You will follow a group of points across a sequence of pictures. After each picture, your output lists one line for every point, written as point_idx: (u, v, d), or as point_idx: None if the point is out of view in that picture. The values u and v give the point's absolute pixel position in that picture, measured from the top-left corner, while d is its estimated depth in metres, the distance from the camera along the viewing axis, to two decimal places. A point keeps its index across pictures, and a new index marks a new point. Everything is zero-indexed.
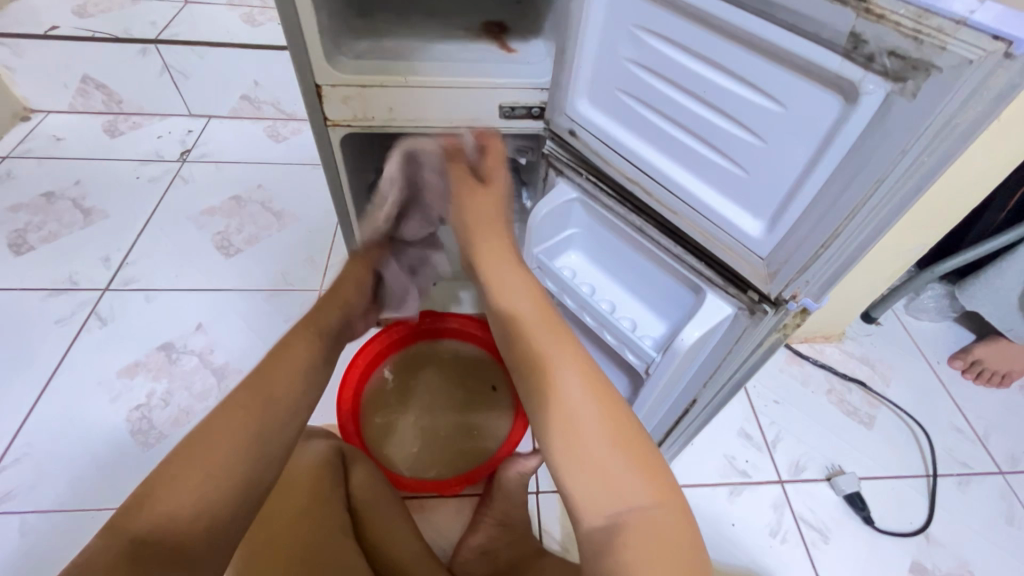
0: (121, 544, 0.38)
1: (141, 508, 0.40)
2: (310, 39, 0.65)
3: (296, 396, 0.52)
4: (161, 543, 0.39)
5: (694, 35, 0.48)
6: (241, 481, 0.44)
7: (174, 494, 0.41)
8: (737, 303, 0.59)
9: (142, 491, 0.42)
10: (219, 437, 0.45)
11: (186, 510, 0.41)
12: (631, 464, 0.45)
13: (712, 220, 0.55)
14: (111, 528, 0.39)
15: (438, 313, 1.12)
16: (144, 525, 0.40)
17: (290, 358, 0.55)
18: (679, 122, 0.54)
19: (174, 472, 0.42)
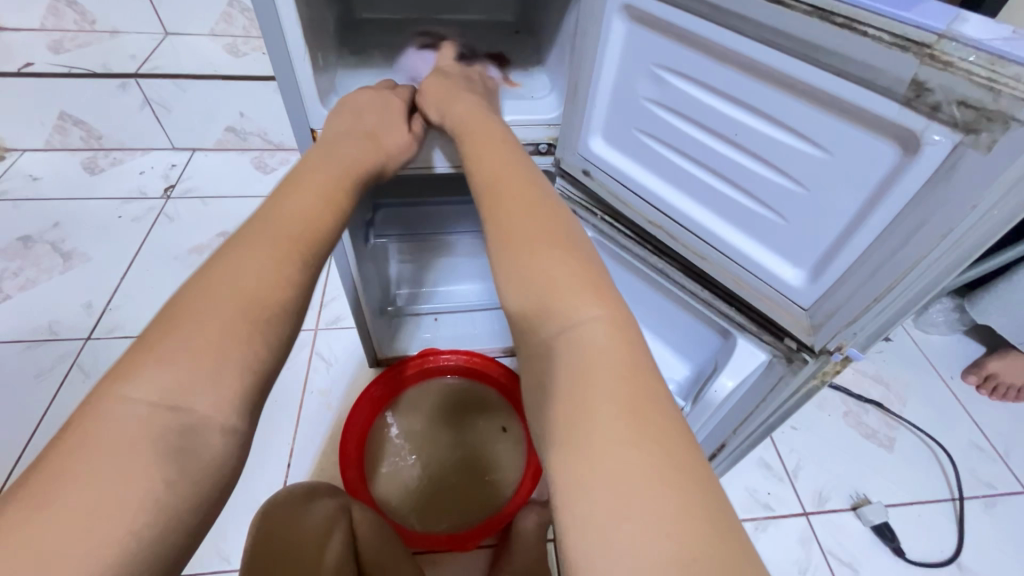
0: (124, 419, 0.30)
1: (129, 374, 0.31)
2: (303, 80, 0.62)
3: (310, 237, 0.42)
4: (183, 408, 0.31)
5: (724, 76, 0.45)
6: (262, 331, 0.35)
7: (165, 355, 0.32)
8: (773, 351, 0.54)
9: (130, 356, 0.32)
10: (218, 289, 0.35)
11: (200, 371, 0.32)
12: (636, 400, 0.32)
13: (744, 266, 0.52)
14: (98, 402, 0.30)
15: (437, 351, 1.08)
16: (143, 392, 0.30)
17: (286, 203, 0.43)
18: (705, 164, 0.51)
19: (168, 332, 0.33)
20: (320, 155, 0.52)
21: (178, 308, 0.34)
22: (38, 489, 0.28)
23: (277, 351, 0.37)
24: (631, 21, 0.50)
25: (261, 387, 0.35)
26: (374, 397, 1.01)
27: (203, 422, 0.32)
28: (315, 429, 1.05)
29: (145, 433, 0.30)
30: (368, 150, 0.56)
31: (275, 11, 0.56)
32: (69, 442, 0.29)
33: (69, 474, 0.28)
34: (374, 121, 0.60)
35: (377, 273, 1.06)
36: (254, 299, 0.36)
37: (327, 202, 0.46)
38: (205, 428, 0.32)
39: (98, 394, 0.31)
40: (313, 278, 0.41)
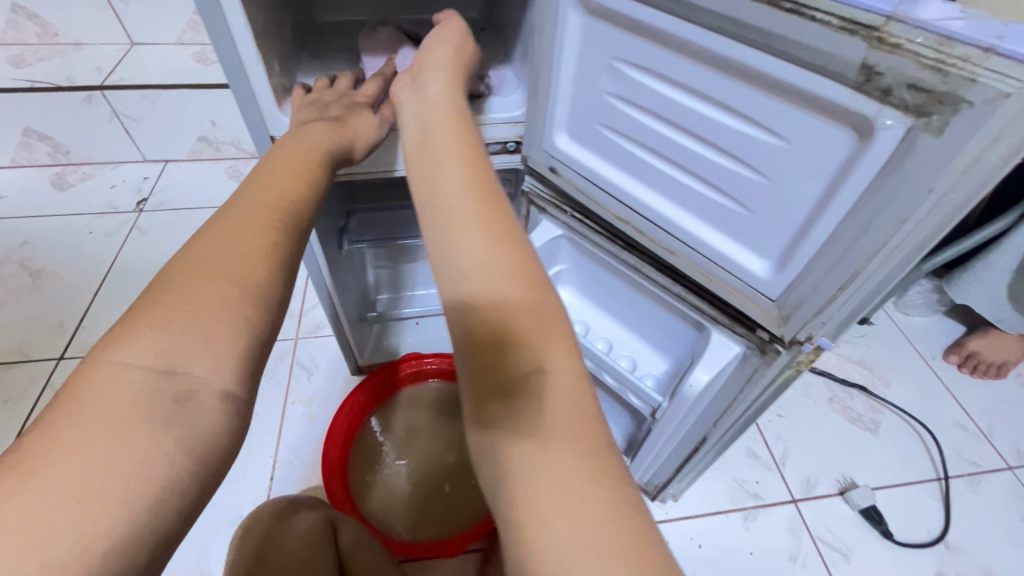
0: (121, 380, 0.33)
1: (123, 341, 0.34)
2: (259, 86, 0.60)
3: (283, 219, 0.44)
4: (177, 372, 0.34)
5: (681, 67, 0.44)
6: (247, 301, 0.38)
7: (153, 331, 0.34)
8: (746, 343, 0.54)
9: (122, 325, 0.35)
10: (202, 264, 0.38)
11: (190, 338, 0.35)
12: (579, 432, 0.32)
13: (712, 259, 0.51)
14: (96, 366, 0.33)
15: (420, 355, 1.06)
16: (137, 357, 0.34)
17: (255, 190, 0.46)
18: (669, 157, 0.50)
19: (156, 303, 0.36)
20: (293, 144, 0.52)
21: (164, 283, 0.38)
22: (41, 447, 0.30)
23: (265, 321, 0.39)
24: (588, 14, 0.49)
25: (251, 357, 0.37)
26: (358, 402, 0.98)
27: (198, 385, 0.35)
28: (298, 441, 1.03)
29: (140, 394, 0.33)
30: (335, 133, 0.56)
31: (224, 17, 0.54)
32: (70, 402, 0.32)
33: (71, 431, 0.31)
34: (340, 108, 0.61)
35: (354, 281, 1.04)
36: (234, 273, 0.39)
37: (290, 193, 0.47)
38: (199, 391, 0.34)
39: (95, 358, 0.34)
40: (291, 257, 0.43)
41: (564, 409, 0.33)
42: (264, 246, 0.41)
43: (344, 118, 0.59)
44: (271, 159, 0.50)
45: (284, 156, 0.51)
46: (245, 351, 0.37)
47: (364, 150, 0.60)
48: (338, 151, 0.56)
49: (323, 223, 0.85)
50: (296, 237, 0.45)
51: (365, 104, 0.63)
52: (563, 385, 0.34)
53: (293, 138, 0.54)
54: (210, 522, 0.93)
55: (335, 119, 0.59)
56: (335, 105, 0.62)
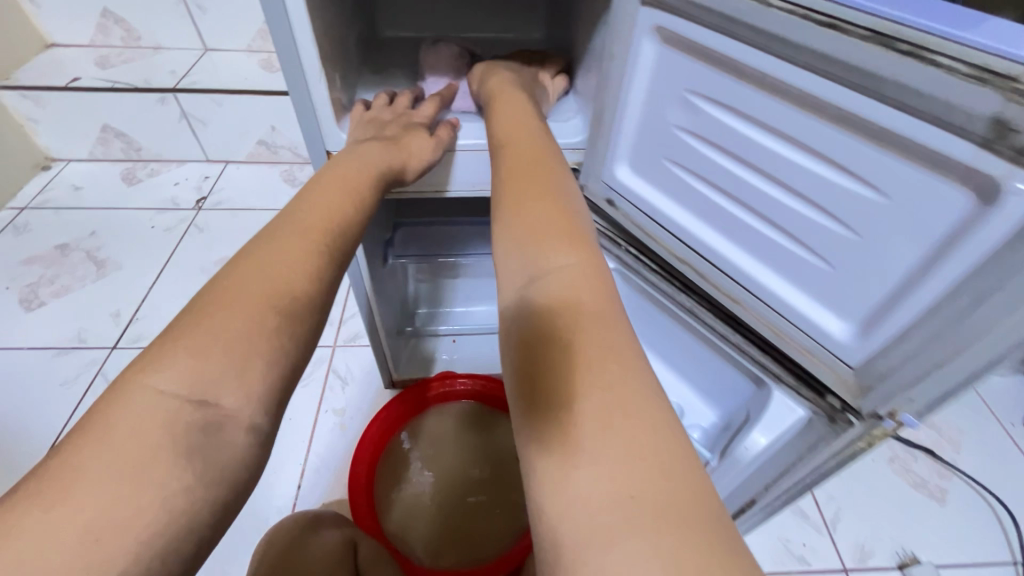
0: (150, 409, 0.33)
1: (156, 365, 0.34)
2: (320, 104, 0.60)
3: (329, 245, 0.44)
4: (207, 402, 0.34)
5: (769, 107, 0.40)
6: (286, 330, 0.39)
7: (181, 359, 0.35)
8: (813, 408, 0.49)
9: (159, 347, 0.35)
10: (243, 289, 0.38)
11: (224, 368, 0.35)
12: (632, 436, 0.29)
13: (783, 313, 0.46)
14: (127, 389, 0.34)
15: (450, 374, 1.06)
16: (169, 386, 0.34)
17: (307, 207, 0.46)
18: (742, 200, 0.46)
19: (193, 327, 0.36)
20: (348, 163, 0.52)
21: (203, 303, 0.38)
22: (65, 477, 0.31)
23: (298, 352, 0.40)
24: (664, 44, 0.46)
25: (277, 388, 0.38)
26: (388, 418, 0.98)
27: (227, 415, 0.35)
28: (328, 451, 1.03)
29: (168, 425, 0.33)
30: (389, 153, 0.55)
31: (291, 37, 0.55)
32: (97, 426, 0.32)
33: (95, 460, 0.31)
34: (396, 128, 0.60)
35: (395, 293, 1.04)
36: (274, 299, 0.39)
37: (339, 217, 0.46)
38: (226, 421, 0.35)
39: (127, 380, 0.34)
40: (329, 286, 0.43)
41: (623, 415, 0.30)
42: (307, 276, 0.41)
43: (400, 138, 0.58)
44: (323, 175, 0.50)
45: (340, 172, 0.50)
46: (275, 377, 0.38)
47: (415, 172, 0.59)
48: (390, 172, 0.55)
49: (370, 235, 0.85)
50: (339, 262, 0.45)
51: (422, 125, 0.62)
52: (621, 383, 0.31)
53: (346, 155, 0.53)
54: (235, 527, 0.93)
55: (390, 140, 0.58)
56: (392, 125, 0.61)
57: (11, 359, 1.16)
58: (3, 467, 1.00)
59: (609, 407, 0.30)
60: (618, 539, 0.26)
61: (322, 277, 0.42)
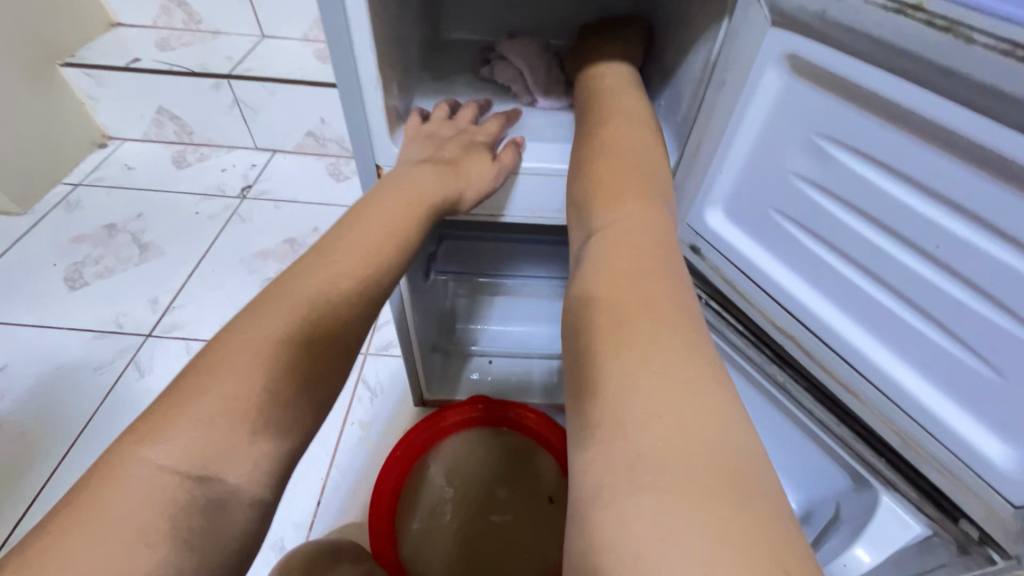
0: (148, 488, 0.31)
1: (155, 435, 0.32)
2: (374, 114, 0.54)
3: (364, 290, 0.42)
4: (211, 478, 0.32)
5: (942, 168, 0.31)
6: (301, 396, 0.37)
7: (185, 422, 0.32)
8: (938, 528, 0.40)
9: (158, 413, 0.33)
10: (266, 327, 0.37)
11: (231, 442, 0.33)
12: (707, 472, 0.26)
13: (920, 421, 0.38)
14: (121, 460, 0.31)
15: (500, 402, 0.94)
16: (169, 460, 0.32)
17: (347, 239, 0.44)
18: (879, 275, 0.38)
19: (199, 389, 0.34)
20: (394, 190, 0.49)
21: (212, 360, 0.35)
22: (47, 564, 0.28)
23: (310, 419, 0.38)
24: (793, 75, 0.38)
25: (283, 458, 0.36)
26: (418, 441, 0.90)
27: (230, 492, 0.33)
28: (350, 466, 0.98)
29: (164, 507, 0.31)
30: (444, 180, 0.52)
31: (349, 39, 0.48)
32: (88, 504, 0.30)
33: (80, 548, 0.29)
34: (455, 148, 0.55)
35: (434, 307, 0.99)
36: (292, 357, 0.37)
37: (372, 261, 0.44)
38: (228, 498, 0.33)
39: (121, 452, 0.32)
40: (352, 346, 0.41)
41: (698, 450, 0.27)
42: (327, 334, 0.39)
43: (459, 161, 0.54)
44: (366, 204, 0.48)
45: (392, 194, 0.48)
46: (283, 451, 0.36)
47: (472, 200, 0.55)
48: (443, 204, 0.52)
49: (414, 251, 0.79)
50: (362, 318, 0.42)
51: (485, 145, 0.57)
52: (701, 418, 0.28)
53: (396, 180, 0.50)
54: None
55: (447, 163, 0.54)
56: (451, 145, 0.56)
57: (50, 339, 1.16)
58: (33, 449, 1.00)
59: (646, 361, 0.30)
60: (626, 489, 0.26)
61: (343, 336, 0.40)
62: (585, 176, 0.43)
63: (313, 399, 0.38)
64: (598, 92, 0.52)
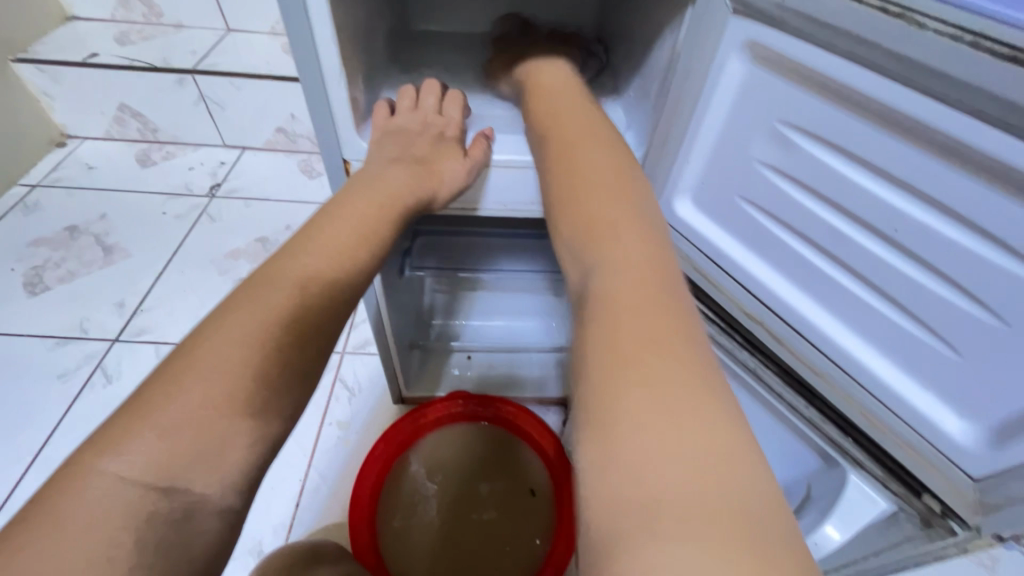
0: (109, 500, 0.30)
1: (115, 447, 0.31)
2: (339, 108, 0.53)
3: (339, 290, 0.42)
4: (178, 489, 0.31)
5: (901, 154, 0.32)
6: (274, 399, 0.36)
7: (143, 434, 0.31)
8: (901, 506, 0.41)
9: (119, 424, 0.32)
10: (240, 329, 0.36)
11: (199, 449, 0.32)
12: (689, 447, 0.26)
13: (882, 400, 0.40)
14: (78, 475, 0.30)
15: (482, 397, 0.95)
16: (132, 472, 0.30)
17: (314, 242, 0.43)
18: (841, 260, 0.39)
19: (163, 400, 0.32)
20: (365, 191, 0.48)
21: (178, 365, 0.34)
22: None
23: (282, 426, 0.37)
24: (756, 63, 0.38)
25: (253, 463, 0.35)
26: (396, 440, 0.89)
27: (198, 501, 0.32)
28: (329, 469, 0.97)
29: (126, 520, 0.30)
30: (416, 181, 0.52)
31: (311, 30, 0.47)
32: (42, 519, 0.29)
33: (31, 568, 0.27)
34: (425, 145, 0.55)
35: (410, 305, 0.97)
36: (262, 357, 0.36)
37: (348, 256, 0.43)
38: (197, 511, 0.32)
39: (79, 466, 0.30)
40: (325, 344, 0.41)
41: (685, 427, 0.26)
42: (302, 335, 0.38)
43: (432, 162, 0.54)
44: (332, 209, 0.46)
45: (363, 189, 0.48)
46: (255, 457, 0.35)
47: (444, 202, 0.55)
48: (415, 203, 0.51)
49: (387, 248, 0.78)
50: (337, 320, 0.42)
51: (454, 139, 0.57)
52: (685, 391, 0.28)
53: (368, 181, 0.49)
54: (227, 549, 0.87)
55: (416, 164, 0.53)
56: (421, 143, 0.55)
57: (9, 346, 1.12)
58: None
59: (633, 344, 0.29)
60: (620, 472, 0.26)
61: (318, 339, 0.40)
62: (556, 169, 0.42)
63: (282, 402, 0.37)
64: (545, 106, 0.51)
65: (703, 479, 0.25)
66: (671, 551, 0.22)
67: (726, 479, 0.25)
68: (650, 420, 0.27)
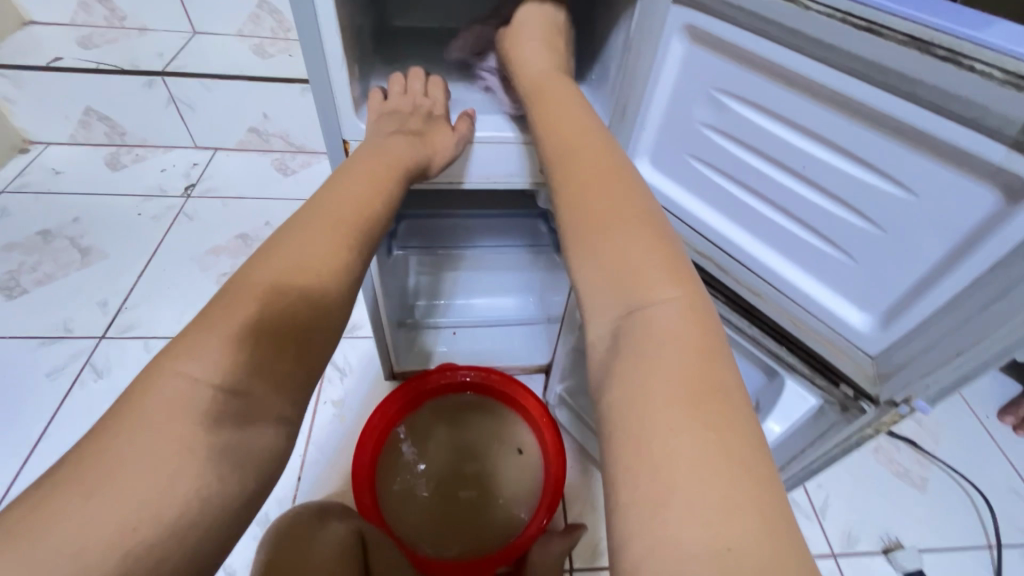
0: (183, 394, 0.35)
1: (185, 352, 0.36)
2: (339, 93, 0.60)
3: (358, 238, 0.47)
4: (240, 391, 0.37)
5: (802, 109, 0.42)
6: (314, 327, 0.43)
7: (206, 345, 0.37)
8: (827, 397, 0.51)
9: (186, 336, 0.37)
10: (271, 272, 0.41)
11: (253, 359, 0.38)
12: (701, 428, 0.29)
13: (803, 305, 0.50)
14: (158, 373, 0.35)
15: (467, 366, 1.02)
16: (202, 372, 0.36)
17: (330, 202, 0.48)
18: (768, 198, 0.48)
19: (220, 319, 0.38)
20: (371, 159, 0.55)
21: (227, 301, 0.39)
22: (101, 458, 0.32)
23: (319, 351, 0.43)
24: (693, 43, 0.47)
25: (301, 383, 0.41)
26: (390, 410, 0.95)
27: (257, 405, 0.38)
28: (328, 441, 1.02)
29: (201, 409, 0.35)
30: (414, 149, 0.58)
31: (317, 23, 0.54)
32: (131, 408, 0.34)
33: (128, 443, 0.33)
34: (419, 121, 0.62)
35: (397, 285, 1.03)
36: (299, 289, 0.42)
37: (360, 212, 0.49)
38: (257, 413, 0.38)
39: (159, 368, 0.36)
40: (355, 283, 0.47)
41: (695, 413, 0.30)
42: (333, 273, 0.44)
43: (426, 134, 0.61)
44: (341, 177, 0.52)
45: (370, 158, 0.55)
46: (300, 377, 0.42)
47: (439, 166, 0.62)
48: (414, 167, 0.58)
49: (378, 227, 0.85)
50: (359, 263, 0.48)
51: (442, 118, 0.64)
52: (689, 378, 0.31)
53: (373, 152, 0.56)
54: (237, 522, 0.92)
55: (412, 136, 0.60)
56: (415, 119, 0.62)
57: None
58: None
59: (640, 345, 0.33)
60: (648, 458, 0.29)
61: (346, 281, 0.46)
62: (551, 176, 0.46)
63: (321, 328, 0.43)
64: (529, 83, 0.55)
65: (721, 460, 0.28)
66: (701, 520, 0.27)
67: (733, 449, 0.29)
68: (666, 411, 0.30)
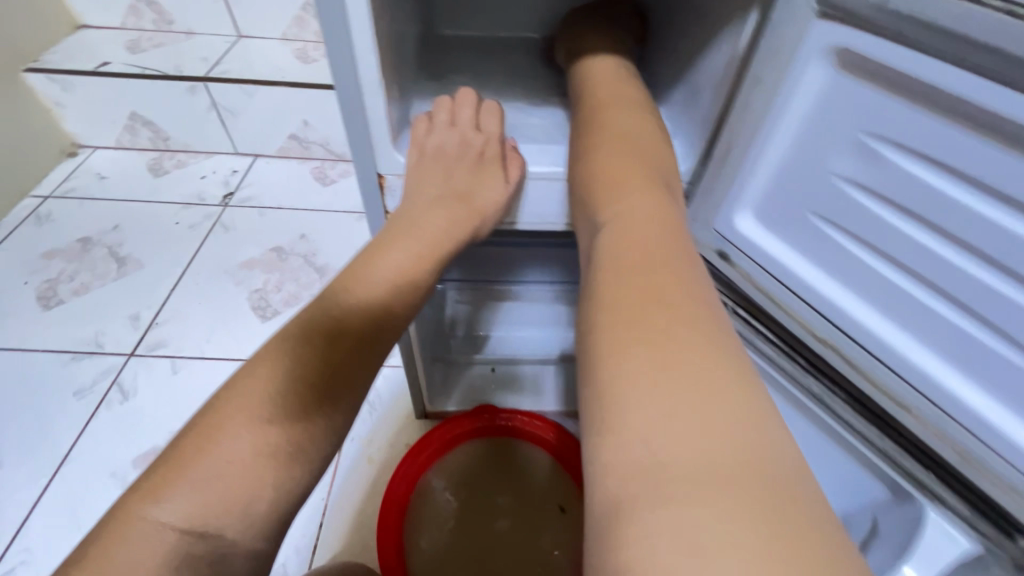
0: (150, 545, 0.33)
1: (158, 494, 0.35)
2: (375, 121, 0.50)
3: (371, 338, 0.44)
4: (210, 533, 0.35)
5: (1016, 171, 0.30)
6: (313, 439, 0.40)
7: (175, 489, 0.35)
8: (988, 542, 0.40)
9: (159, 474, 0.36)
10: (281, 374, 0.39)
11: (227, 499, 0.35)
12: (738, 491, 0.26)
13: (970, 428, 0.38)
14: (126, 520, 0.34)
15: (507, 411, 0.92)
16: (172, 517, 0.34)
17: (349, 289, 0.45)
18: (939, 289, 0.37)
19: (197, 451, 0.36)
20: (406, 233, 0.50)
21: (217, 419, 0.37)
22: None
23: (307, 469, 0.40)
24: (841, 71, 0.37)
25: None
26: (424, 460, 0.87)
27: (227, 546, 0.35)
28: (350, 486, 0.94)
29: (165, 562, 0.33)
30: (455, 218, 0.53)
31: (350, 40, 0.44)
32: (96, 559, 0.33)
33: None
34: (465, 176, 0.55)
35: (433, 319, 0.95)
36: (302, 407, 0.39)
37: (382, 304, 0.45)
38: (228, 552, 0.35)
39: (126, 510, 0.34)
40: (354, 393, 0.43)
41: (733, 469, 0.27)
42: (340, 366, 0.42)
43: (475, 191, 0.55)
44: (368, 255, 0.48)
45: (407, 233, 0.49)
46: None
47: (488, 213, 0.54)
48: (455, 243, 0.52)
49: None
50: (369, 369, 0.44)
51: (494, 158, 0.56)
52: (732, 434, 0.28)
53: (406, 223, 0.50)
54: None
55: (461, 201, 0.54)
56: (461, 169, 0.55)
57: (23, 362, 1.10)
58: (13, 482, 0.95)
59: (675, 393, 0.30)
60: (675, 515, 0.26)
61: (344, 398, 0.42)
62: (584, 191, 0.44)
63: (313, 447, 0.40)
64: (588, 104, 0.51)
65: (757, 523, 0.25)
66: None
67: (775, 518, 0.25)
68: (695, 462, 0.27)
